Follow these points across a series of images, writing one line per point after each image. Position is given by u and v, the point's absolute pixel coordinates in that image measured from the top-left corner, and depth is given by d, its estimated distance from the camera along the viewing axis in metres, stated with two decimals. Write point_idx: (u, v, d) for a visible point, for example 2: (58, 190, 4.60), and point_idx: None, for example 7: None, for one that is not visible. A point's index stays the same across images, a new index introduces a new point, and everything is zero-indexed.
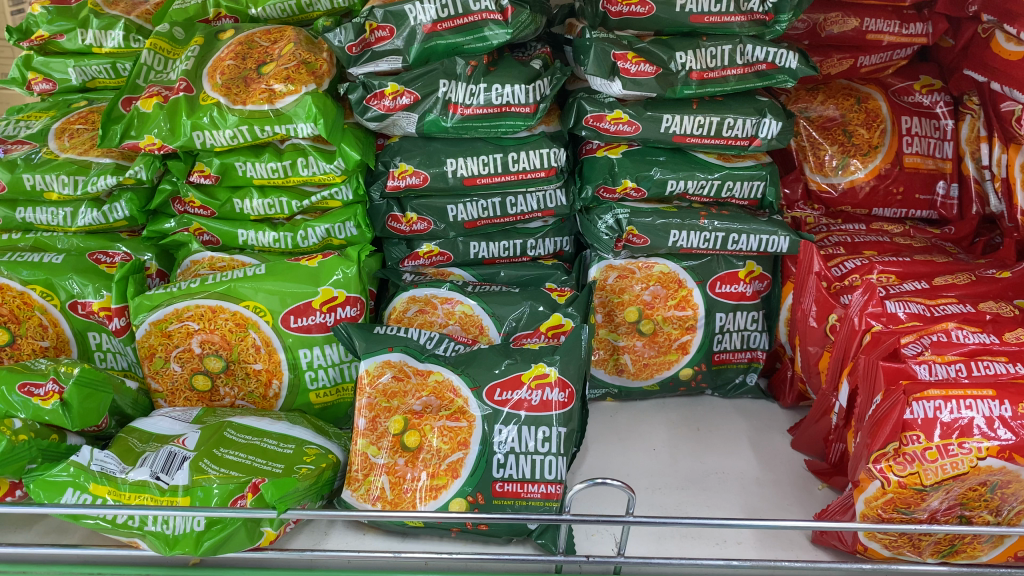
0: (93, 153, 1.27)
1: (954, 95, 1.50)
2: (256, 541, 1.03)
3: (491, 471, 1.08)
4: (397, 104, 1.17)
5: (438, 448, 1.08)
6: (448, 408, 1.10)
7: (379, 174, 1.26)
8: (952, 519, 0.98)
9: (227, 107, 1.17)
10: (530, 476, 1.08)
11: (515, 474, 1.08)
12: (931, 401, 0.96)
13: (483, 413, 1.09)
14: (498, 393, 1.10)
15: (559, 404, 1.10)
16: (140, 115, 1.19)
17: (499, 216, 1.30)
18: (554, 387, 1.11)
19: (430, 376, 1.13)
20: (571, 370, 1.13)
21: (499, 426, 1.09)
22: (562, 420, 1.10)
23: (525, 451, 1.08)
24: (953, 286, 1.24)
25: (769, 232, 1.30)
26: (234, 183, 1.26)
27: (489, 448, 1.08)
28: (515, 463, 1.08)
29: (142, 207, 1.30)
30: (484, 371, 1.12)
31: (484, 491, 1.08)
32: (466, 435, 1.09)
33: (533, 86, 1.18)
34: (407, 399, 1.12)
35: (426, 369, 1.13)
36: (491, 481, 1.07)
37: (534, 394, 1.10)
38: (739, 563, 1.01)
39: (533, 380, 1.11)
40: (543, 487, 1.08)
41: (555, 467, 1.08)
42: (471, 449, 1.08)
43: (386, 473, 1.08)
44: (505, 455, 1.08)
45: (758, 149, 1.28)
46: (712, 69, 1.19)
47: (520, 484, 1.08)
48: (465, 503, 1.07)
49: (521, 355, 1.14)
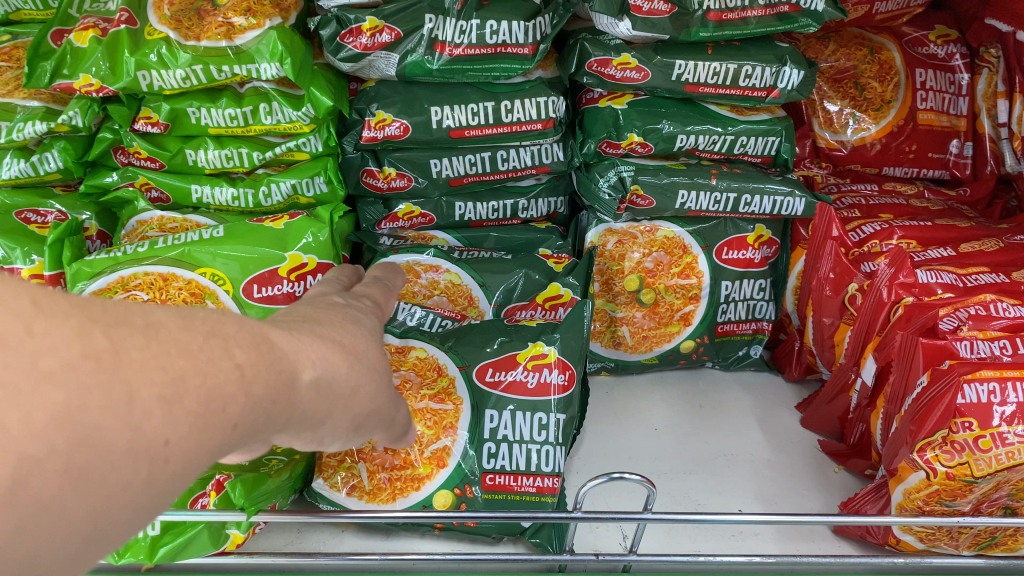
0: (18, 94, 1.08)
1: (971, 46, 1.40)
2: (221, 546, 0.90)
3: (480, 461, 0.95)
4: (376, 42, 1.02)
5: (420, 433, 0.95)
6: (431, 386, 0.97)
7: (353, 124, 1.11)
8: (997, 510, 0.89)
9: (178, 44, 1.00)
10: (524, 468, 0.96)
11: (508, 466, 0.95)
12: (985, 383, 0.87)
13: (472, 397, 0.97)
14: (490, 373, 0.98)
15: (559, 389, 0.98)
16: (74, 50, 1.01)
17: (488, 172, 1.17)
18: (553, 368, 0.98)
19: (410, 352, 0.99)
20: (574, 349, 1.01)
21: (490, 412, 0.96)
22: (563, 406, 0.98)
23: (519, 440, 0.96)
24: (981, 254, 1.15)
25: (785, 192, 1.19)
26: (186, 132, 1.10)
27: (480, 434, 0.96)
28: (508, 453, 0.96)
29: (78, 158, 1.13)
30: (475, 349, 1.00)
31: (473, 484, 0.95)
32: (453, 420, 0.96)
33: (533, 23, 1.04)
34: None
35: (404, 346, 1.00)
36: (480, 474, 0.95)
37: (530, 376, 0.98)
38: (761, 560, 0.91)
39: (530, 360, 0.98)
40: (538, 480, 0.95)
41: (553, 460, 0.96)
42: (460, 437, 0.95)
43: (361, 460, 0.95)
44: (497, 443, 0.96)
45: (775, 101, 1.17)
46: (731, 10, 1.06)
47: (513, 476, 0.95)
48: (451, 496, 0.94)
49: (520, 331, 1.02)
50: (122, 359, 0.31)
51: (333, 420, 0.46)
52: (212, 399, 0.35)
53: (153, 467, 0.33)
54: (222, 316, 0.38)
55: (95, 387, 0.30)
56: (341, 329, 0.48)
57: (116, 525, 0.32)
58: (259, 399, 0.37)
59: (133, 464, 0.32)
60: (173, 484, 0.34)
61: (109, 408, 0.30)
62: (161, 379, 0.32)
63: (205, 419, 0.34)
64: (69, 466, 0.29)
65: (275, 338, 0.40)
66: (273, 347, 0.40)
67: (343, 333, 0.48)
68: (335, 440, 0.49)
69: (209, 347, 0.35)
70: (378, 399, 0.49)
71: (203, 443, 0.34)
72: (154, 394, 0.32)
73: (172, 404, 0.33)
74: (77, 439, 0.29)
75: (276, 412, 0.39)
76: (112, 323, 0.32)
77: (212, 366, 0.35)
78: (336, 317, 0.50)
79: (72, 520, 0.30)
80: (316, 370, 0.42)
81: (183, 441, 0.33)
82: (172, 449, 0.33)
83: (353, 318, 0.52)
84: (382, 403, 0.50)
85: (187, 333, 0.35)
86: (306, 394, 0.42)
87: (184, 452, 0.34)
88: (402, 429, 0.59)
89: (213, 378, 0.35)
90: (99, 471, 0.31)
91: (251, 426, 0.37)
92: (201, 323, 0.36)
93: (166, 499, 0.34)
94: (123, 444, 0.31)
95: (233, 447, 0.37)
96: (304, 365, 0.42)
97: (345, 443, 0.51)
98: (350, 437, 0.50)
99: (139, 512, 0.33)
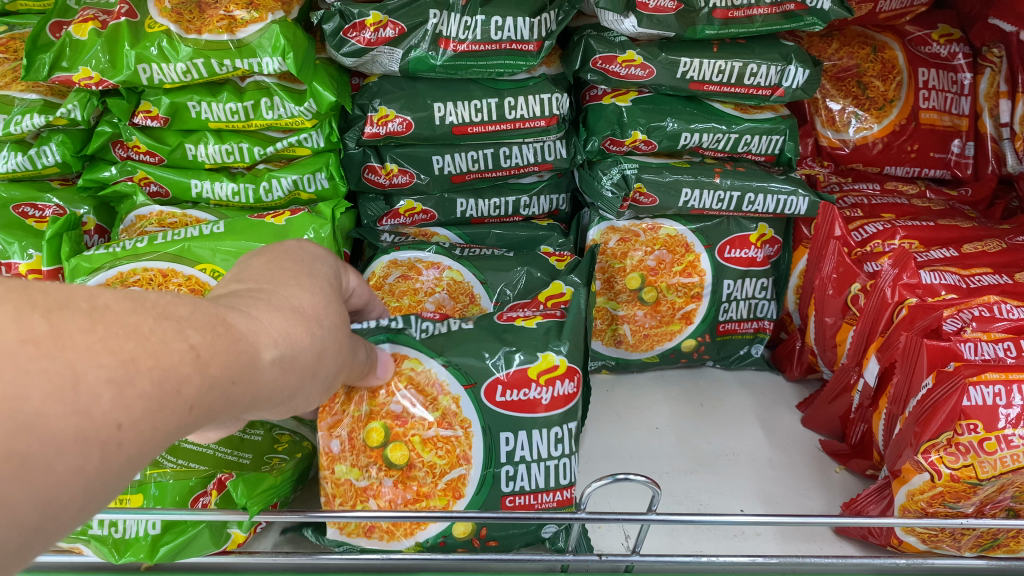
0: (16, 87, 1.07)
1: (974, 46, 1.40)
2: (222, 546, 0.91)
3: (499, 485, 0.89)
4: (380, 37, 1.01)
5: (432, 464, 0.87)
6: (434, 412, 0.87)
7: (355, 119, 1.10)
8: (1000, 512, 0.89)
9: (179, 37, 0.99)
10: (543, 485, 0.91)
11: (528, 486, 0.90)
12: (990, 385, 0.87)
13: (482, 420, 0.88)
14: (500, 393, 0.88)
15: (568, 400, 0.91)
16: (73, 43, 1.00)
17: (491, 169, 1.16)
18: (564, 377, 0.90)
19: (403, 363, 0.87)
20: (580, 354, 0.92)
21: (506, 435, 0.89)
22: (567, 416, 0.91)
23: (536, 458, 0.90)
24: (982, 254, 1.15)
25: (788, 191, 1.19)
26: (186, 126, 1.09)
27: (496, 459, 0.89)
28: (526, 473, 0.90)
29: (76, 151, 1.11)
30: (480, 365, 0.88)
31: (493, 508, 0.90)
32: (465, 447, 0.88)
33: (538, 19, 1.03)
34: (381, 399, 0.86)
35: (396, 355, 0.87)
36: (500, 497, 0.89)
37: (545, 392, 0.89)
38: (763, 561, 0.91)
39: (543, 375, 0.89)
40: (558, 494, 0.92)
41: (569, 471, 0.92)
42: (475, 463, 0.88)
43: (373, 498, 0.87)
44: (515, 465, 0.89)
45: (780, 100, 1.16)
46: (738, 7, 1.06)
47: (533, 494, 0.91)
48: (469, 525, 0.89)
49: (524, 340, 0.91)
50: (65, 343, 0.34)
51: (302, 387, 0.51)
52: (166, 381, 0.38)
53: (105, 451, 0.35)
54: (175, 300, 0.42)
55: (36, 372, 0.33)
56: (294, 290, 0.52)
57: (68, 511, 0.35)
58: (218, 378, 0.41)
59: (83, 448, 0.34)
60: (128, 466, 0.37)
61: (55, 394, 0.33)
62: (110, 362, 0.35)
63: (160, 400, 0.37)
64: (10, 454, 0.32)
65: (233, 321, 0.44)
66: (232, 329, 0.44)
67: (298, 295, 0.52)
68: (306, 400, 0.54)
69: (160, 332, 0.39)
70: (335, 359, 0.54)
71: (156, 423, 0.37)
72: (103, 377, 0.35)
73: (123, 388, 0.35)
74: (16, 427, 0.32)
75: (242, 390, 0.44)
76: (53, 308, 0.35)
77: (165, 350, 0.38)
78: (287, 274, 0.53)
79: (21, 506, 0.33)
80: (277, 349, 0.47)
81: (136, 423, 0.36)
82: (124, 433, 0.36)
83: (306, 272, 0.56)
84: (337, 363, 0.55)
85: (136, 316, 0.38)
86: (271, 370, 0.46)
87: (136, 436, 0.36)
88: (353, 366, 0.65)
89: (166, 360, 0.38)
90: (45, 460, 0.33)
91: (208, 406, 0.41)
92: (151, 307, 0.40)
93: (120, 482, 0.38)
94: (71, 428, 0.34)
95: (191, 427, 0.41)
96: (266, 345, 0.46)
97: (313, 401, 0.56)
98: (319, 396, 0.55)
99: (91, 496, 0.36)
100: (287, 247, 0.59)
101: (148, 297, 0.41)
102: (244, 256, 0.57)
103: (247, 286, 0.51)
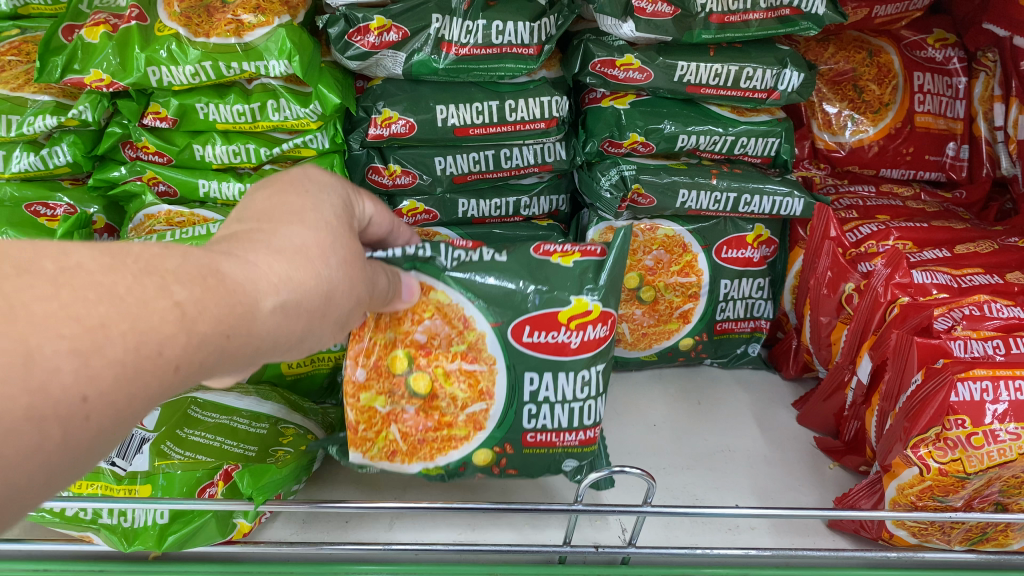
0: (29, 89, 1.10)
1: (969, 50, 1.42)
2: (228, 535, 0.92)
3: (522, 421, 0.90)
4: (383, 41, 1.03)
5: (457, 396, 0.88)
6: (460, 343, 0.88)
7: (359, 121, 1.12)
8: (988, 505, 0.92)
9: (188, 40, 1.02)
10: (567, 425, 0.92)
11: (550, 424, 0.91)
12: (978, 381, 0.89)
13: (507, 356, 0.88)
14: (527, 333, 0.88)
15: (600, 342, 0.90)
16: (85, 46, 1.02)
17: (492, 170, 1.18)
18: (597, 323, 0.89)
19: (430, 294, 0.87)
20: (615, 297, 0.91)
21: (531, 374, 0.89)
22: (596, 359, 0.91)
23: (561, 400, 0.91)
24: (975, 255, 1.17)
25: (784, 193, 1.21)
26: (194, 127, 1.11)
27: (519, 397, 0.89)
28: (550, 413, 0.90)
29: (87, 152, 1.14)
30: (511, 305, 0.88)
31: (513, 441, 0.91)
32: (489, 381, 0.88)
33: (538, 24, 1.06)
34: (407, 327, 0.87)
35: (424, 286, 0.87)
36: (521, 432, 0.90)
37: (574, 336, 0.89)
38: (757, 553, 0.93)
39: (574, 319, 0.88)
40: (581, 434, 0.92)
41: (594, 413, 0.93)
42: (498, 399, 0.89)
43: (395, 423, 0.89)
44: (538, 404, 0.90)
45: (775, 103, 1.19)
46: (734, 12, 1.08)
47: (555, 433, 0.91)
48: (491, 455, 0.91)
49: (558, 279, 0.89)
50: (24, 317, 0.36)
51: (313, 327, 0.54)
52: (142, 345, 0.41)
53: (73, 423, 0.39)
54: (163, 253, 0.45)
55: None
56: (299, 228, 0.55)
57: (40, 476, 0.39)
58: (204, 335, 0.44)
59: (50, 421, 0.38)
60: (101, 432, 0.41)
61: (9, 375, 0.35)
62: (74, 333, 0.38)
63: (136, 364, 0.40)
64: None
65: (225, 271, 0.47)
66: (225, 280, 0.47)
67: (303, 234, 0.54)
68: (325, 335, 0.57)
69: (140, 288, 0.41)
70: (347, 296, 0.57)
71: (129, 390, 0.41)
72: (65, 349, 0.37)
73: (88, 358, 0.38)
74: None
75: (236, 340, 0.47)
76: (17, 274, 0.38)
77: (145, 311, 0.41)
78: (293, 209, 0.56)
79: None
80: (278, 295, 0.50)
81: (102, 395, 0.39)
82: (90, 405, 0.39)
83: (312, 205, 0.58)
84: (351, 299, 0.59)
85: (111, 275, 0.41)
86: (272, 314, 0.49)
87: (102, 405, 0.40)
88: (374, 295, 0.68)
89: (143, 322, 0.41)
90: (9, 439, 0.36)
91: (195, 364, 0.44)
92: (132, 263, 0.42)
93: (95, 447, 0.41)
94: (33, 406, 0.36)
95: (178, 383, 0.44)
96: (265, 292, 0.49)
97: (333, 337, 0.60)
98: (335, 333, 0.59)
99: (65, 460, 0.40)
100: (300, 180, 0.61)
101: (130, 249, 0.43)
102: (252, 189, 0.60)
103: (253, 227, 0.54)
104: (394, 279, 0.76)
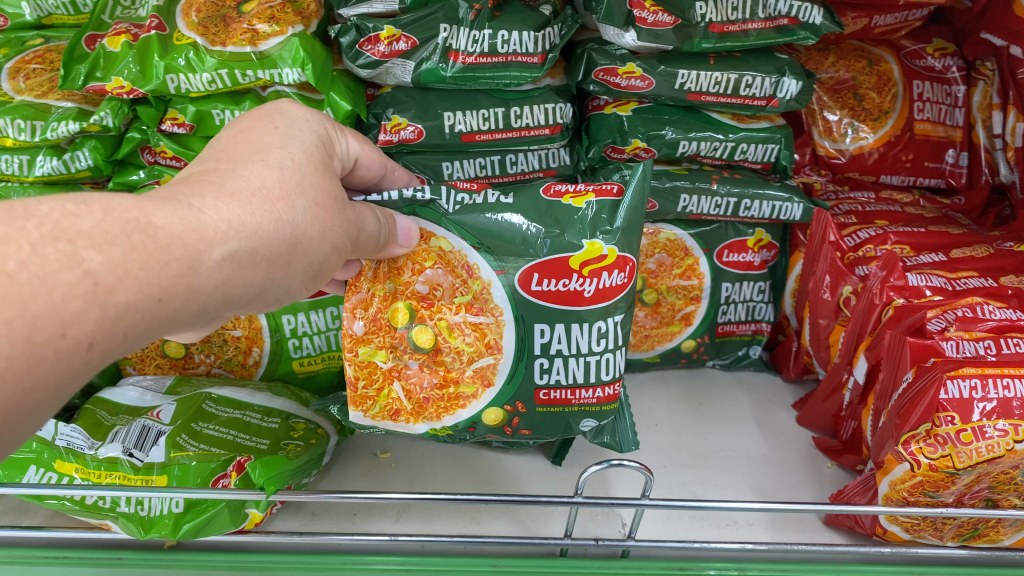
0: (53, 96, 1.14)
1: (967, 59, 1.45)
2: (240, 525, 0.95)
3: (534, 377, 0.94)
4: (393, 50, 1.07)
5: (462, 349, 0.91)
6: (464, 294, 0.91)
7: (369, 127, 1.15)
8: (978, 502, 0.94)
9: (205, 49, 1.06)
10: (583, 381, 0.94)
11: (564, 381, 0.94)
12: (967, 379, 0.91)
13: (515, 310, 0.91)
14: (536, 282, 0.90)
15: (617, 290, 0.92)
16: (107, 54, 1.07)
17: (498, 175, 1.22)
18: (612, 269, 0.91)
19: (431, 241, 0.90)
20: (631, 244, 0.92)
21: (541, 326, 0.91)
22: (610, 310, 0.92)
23: (575, 353, 0.93)
24: (970, 260, 1.20)
25: (783, 198, 1.24)
26: (210, 133, 1.15)
27: (529, 351, 0.92)
28: (563, 369, 0.93)
29: (107, 156, 1.18)
30: (518, 248, 0.90)
31: (525, 400, 0.95)
32: (497, 335, 0.92)
33: (542, 33, 1.09)
34: (407, 278, 0.90)
35: (425, 231, 0.89)
36: (533, 389, 0.94)
37: (587, 283, 0.90)
38: (752, 547, 0.95)
39: (585, 265, 0.90)
40: (597, 391, 0.95)
41: (612, 367, 0.95)
42: (506, 353, 0.92)
43: (397, 380, 0.92)
44: (551, 360, 0.93)
45: (775, 110, 1.22)
46: (733, 22, 1.12)
47: (570, 390, 0.95)
48: (503, 412, 0.95)
49: (569, 223, 0.90)
50: None
51: (269, 271, 0.59)
52: (33, 332, 0.43)
53: None
54: (74, 212, 0.47)
55: None
56: (257, 175, 0.59)
57: None
58: (123, 303, 0.47)
59: None
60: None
61: None
62: None
63: (27, 353, 0.43)
64: None
65: (155, 223, 0.50)
66: (157, 233, 0.50)
67: (260, 180, 0.59)
68: (287, 281, 0.62)
69: (39, 260, 0.43)
70: (309, 241, 0.62)
71: (19, 380, 0.43)
72: None
73: None
74: None
75: (166, 299, 0.50)
76: None
77: (43, 290, 0.43)
78: (253, 156, 0.61)
79: None
80: (227, 243, 0.54)
81: None
82: None
83: (274, 152, 0.62)
84: (314, 248, 0.63)
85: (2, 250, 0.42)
86: (217, 261, 0.54)
87: None
88: (361, 240, 0.72)
89: (35, 306, 0.42)
90: None
91: (109, 339, 0.47)
92: (34, 229, 0.44)
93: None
94: None
95: (92, 359, 0.47)
96: (211, 242, 0.53)
97: (300, 283, 0.64)
98: (298, 280, 0.63)
99: None
100: (274, 126, 0.66)
101: (34, 210, 0.45)
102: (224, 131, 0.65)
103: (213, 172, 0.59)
104: (388, 222, 0.80)
